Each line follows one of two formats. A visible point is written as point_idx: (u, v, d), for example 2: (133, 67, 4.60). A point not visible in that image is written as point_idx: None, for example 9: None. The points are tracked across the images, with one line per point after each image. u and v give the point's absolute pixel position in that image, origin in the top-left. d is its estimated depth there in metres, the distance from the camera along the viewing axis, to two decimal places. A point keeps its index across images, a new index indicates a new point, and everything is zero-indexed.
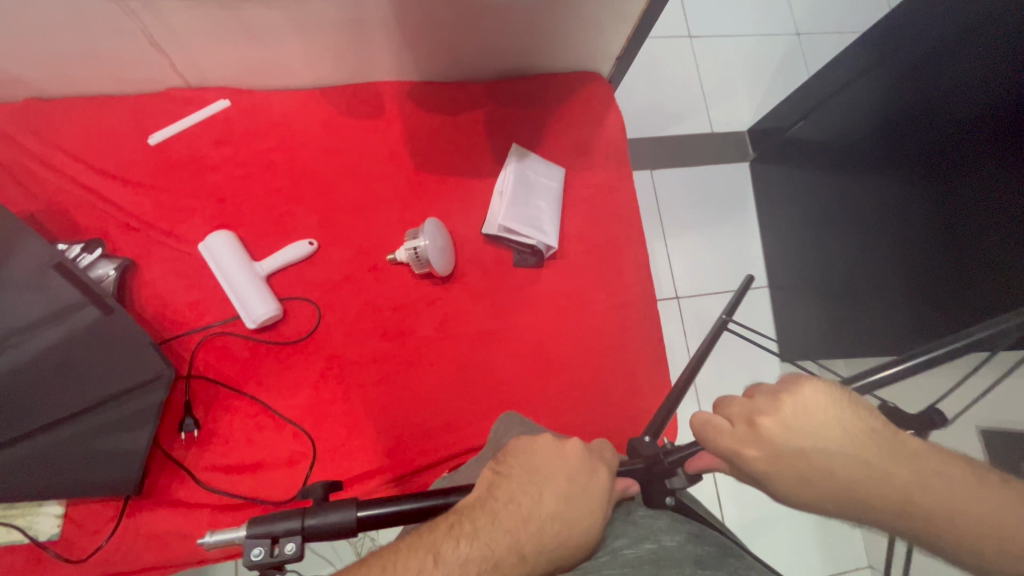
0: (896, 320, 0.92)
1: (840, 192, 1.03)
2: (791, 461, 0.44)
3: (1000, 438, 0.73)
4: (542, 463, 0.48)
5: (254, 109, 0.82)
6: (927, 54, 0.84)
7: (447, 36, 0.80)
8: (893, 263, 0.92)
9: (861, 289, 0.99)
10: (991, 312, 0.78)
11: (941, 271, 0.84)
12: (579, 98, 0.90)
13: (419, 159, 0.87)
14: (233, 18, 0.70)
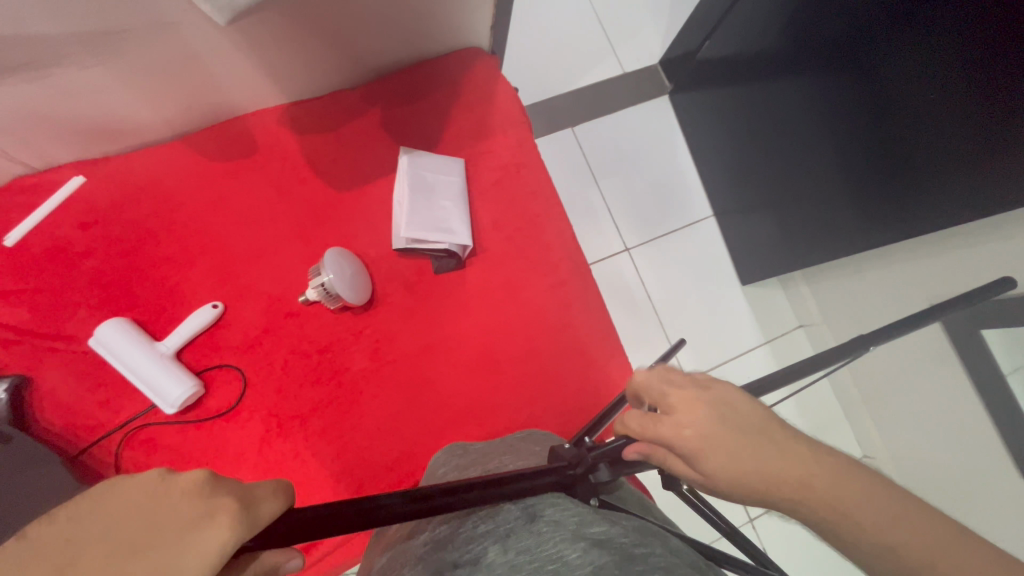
0: (861, 202, 0.94)
1: (790, 90, 1.05)
2: (721, 445, 0.37)
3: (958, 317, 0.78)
4: (129, 511, 0.29)
5: (113, 178, 0.74)
6: None
7: (295, 49, 0.70)
8: (840, 150, 0.96)
9: (829, 179, 1.01)
10: (923, 178, 0.81)
11: (877, 147, 0.87)
12: (460, 80, 0.82)
13: (307, 182, 0.77)
14: (43, 87, 0.61)
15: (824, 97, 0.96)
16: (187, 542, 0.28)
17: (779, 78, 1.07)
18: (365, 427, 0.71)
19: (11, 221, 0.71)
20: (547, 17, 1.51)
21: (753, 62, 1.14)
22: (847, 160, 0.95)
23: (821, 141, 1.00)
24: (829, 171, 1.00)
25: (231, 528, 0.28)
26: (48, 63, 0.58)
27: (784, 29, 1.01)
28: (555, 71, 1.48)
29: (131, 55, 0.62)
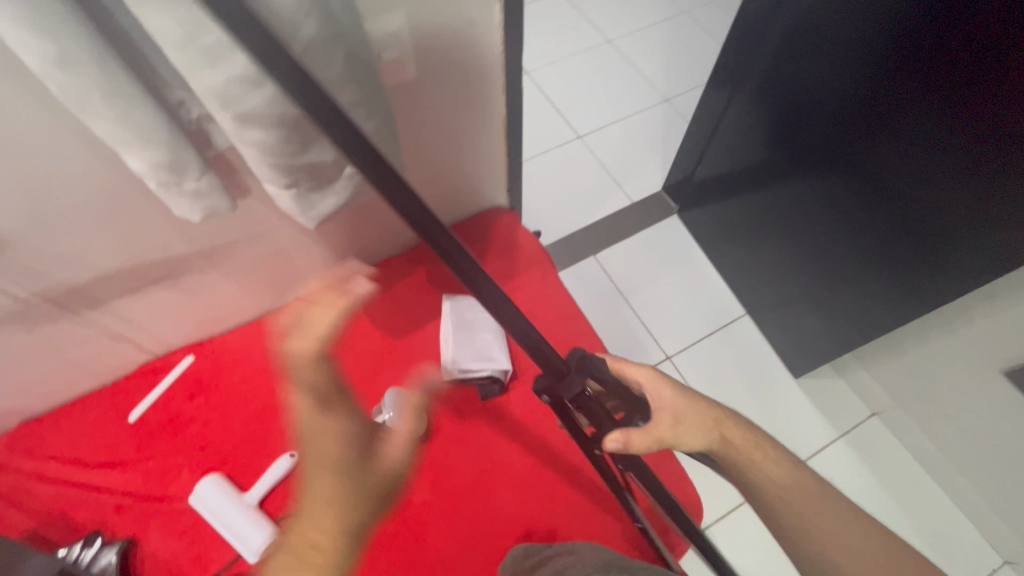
0: (895, 273, 0.99)
1: (789, 189, 1.17)
2: (695, 413, 0.59)
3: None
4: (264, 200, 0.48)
5: (215, 353, 0.90)
6: (773, 77, 1.07)
7: (358, 232, 0.89)
8: (856, 230, 1.03)
9: (855, 259, 1.07)
10: (949, 237, 0.86)
11: (892, 220, 0.94)
12: (488, 232, 0.99)
13: (368, 335, 0.90)
14: (175, 290, 0.80)
15: (823, 188, 1.07)
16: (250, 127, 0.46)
17: (775, 182, 1.20)
18: (431, 559, 0.73)
19: (134, 400, 0.85)
20: (556, 171, 1.77)
21: (745, 173, 1.30)
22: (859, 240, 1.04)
23: (834, 225, 1.09)
24: (852, 251, 1.07)
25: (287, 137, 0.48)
26: (182, 274, 0.78)
27: (767, 142, 1.16)
28: (571, 210, 1.70)
29: (239, 258, 0.81)
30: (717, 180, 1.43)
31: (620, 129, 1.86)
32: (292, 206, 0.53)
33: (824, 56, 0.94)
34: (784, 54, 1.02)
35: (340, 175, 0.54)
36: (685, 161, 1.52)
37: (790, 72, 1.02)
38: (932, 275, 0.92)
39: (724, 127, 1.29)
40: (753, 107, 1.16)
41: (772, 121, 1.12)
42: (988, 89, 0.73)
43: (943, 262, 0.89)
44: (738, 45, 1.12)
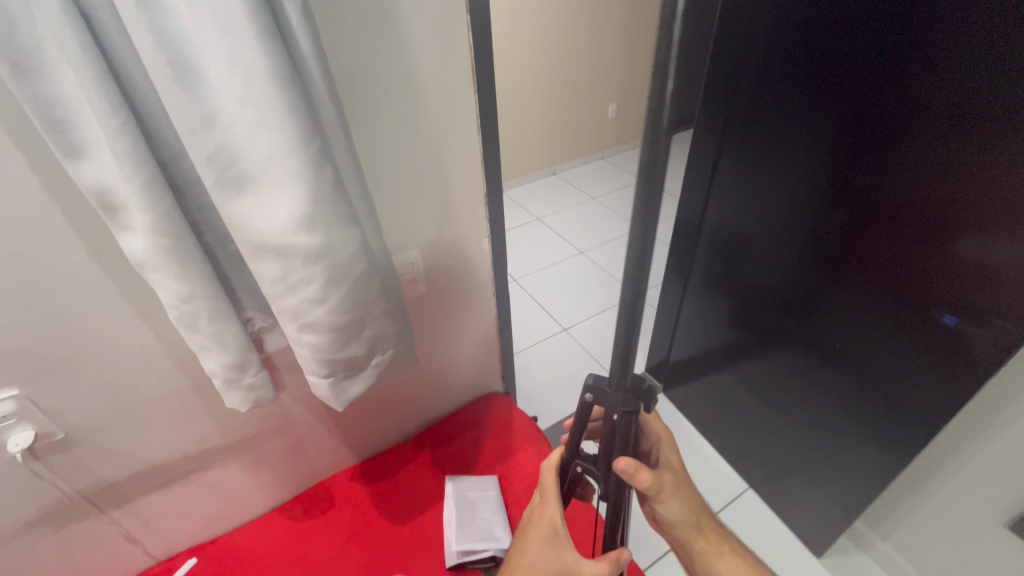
0: (870, 428, 1.05)
1: (756, 362, 1.31)
2: (682, 491, 0.65)
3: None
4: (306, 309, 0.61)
5: (218, 553, 0.90)
6: (716, 272, 1.33)
7: (369, 420, 1.00)
8: (824, 391, 1.13)
9: (832, 419, 1.14)
10: (897, 388, 0.96)
11: (848, 376, 1.05)
12: (486, 415, 1.10)
13: (373, 523, 0.93)
14: (197, 484, 0.86)
15: (783, 357, 1.21)
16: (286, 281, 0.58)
17: (742, 357, 1.35)
18: None
19: None
20: (547, 359, 1.95)
21: (714, 352, 1.47)
22: (822, 393, 1.14)
23: (803, 390, 1.19)
24: (827, 412, 1.15)
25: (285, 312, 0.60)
26: (209, 466, 0.86)
27: (726, 323, 1.36)
28: (563, 395, 1.82)
29: (261, 450, 0.90)
30: (689, 359, 1.60)
31: (599, 320, 2.11)
32: (327, 392, 0.66)
33: (748, 252, 1.20)
34: (715, 247, 1.29)
35: (368, 365, 0.68)
36: (658, 344, 1.71)
37: (724, 260, 1.28)
38: (891, 422, 1.00)
39: (683, 315, 1.52)
40: (708, 297, 1.39)
41: (726, 306, 1.34)
42: (865, 259, 0.94)
43: (906, 411, 0.96)
44: (679, 247, 1.42)
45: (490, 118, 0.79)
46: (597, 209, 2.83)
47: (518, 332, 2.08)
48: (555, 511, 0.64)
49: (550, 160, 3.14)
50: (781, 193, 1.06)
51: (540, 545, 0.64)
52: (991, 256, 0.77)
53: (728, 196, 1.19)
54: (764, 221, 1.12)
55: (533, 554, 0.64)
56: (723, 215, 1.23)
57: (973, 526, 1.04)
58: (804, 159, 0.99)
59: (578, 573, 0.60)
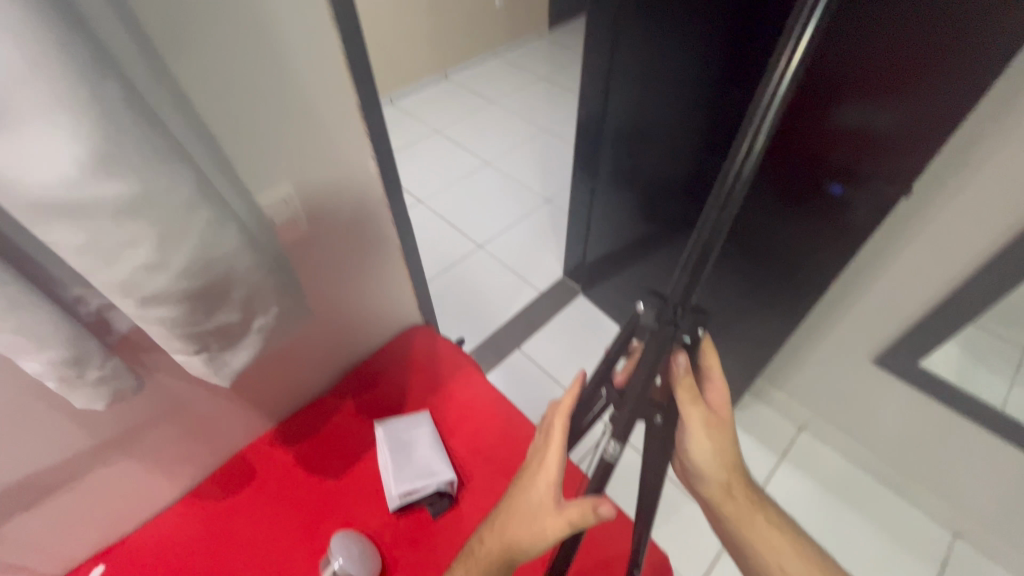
0: (767, 301, 1.14)
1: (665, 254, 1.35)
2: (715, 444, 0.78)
3: (896, 351, 1.09)
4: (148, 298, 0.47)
5: (131, 553, 0.81)
6: (620, 170, 1.32)
7: (277, 380, 0.90)
8: (721, 276, 1.19)
9: (728, 298, 1.22)
10: (790, 257, 1.02)
11: (745, 257, 1.10)
12: (408, 352, 1.04)
13: (303, 485, 0.87)
14: (80, 493, 0.74)
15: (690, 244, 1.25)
16: (147, 275, 0.45)
17: (652, 250, 1.39)
18: None
19: None
20: (465, 279, 1.91)
21: (625, 250, 1.50)
22: (723, 279, 1.19)
23: (703, 281, 1.24)
24: (724, 293, 1.22)
25: (157, 315, 0.48)
26: (87, 471, 0.73)
27: (635, 219, 1.38)
28: (487, 312, 1.81)
29: (152, 439, 0.78)
30: (603, 258, 1.64)
31: (513, 231, 2.07)
32: (203, 369, 0.55)
33: (649, 144, 1.18)
34: (619, 144, 1.27)
35: (249, 331, 0.57)
36: (573, 249, 1.75)
37: (630, 157, 1.27)
38: (791, 290, 1.07)
39: (596, 215, 1.52)
40: (614, 196, 1.39)
41: (633, 203, 1.35)
42: None
43: (798, 278, 1.03)
44: (586, 147, 1.39)
45: (346, 7, 0.63)
46: (496, 113, 2.66)
47: (432, 256, 1.99)
48: (554, 466, 0.64)
49: (441, 62, 2.84)
50: (678, 80, 1.02)
51: (527, 496, 0.65)
52: (869, 116, 0.77)
53: (626, 89, 1.15)
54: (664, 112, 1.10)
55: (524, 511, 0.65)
56: (623, 108, 1.19)
57: (852, 366, 1.21)
58: (693, 43, 0.95)
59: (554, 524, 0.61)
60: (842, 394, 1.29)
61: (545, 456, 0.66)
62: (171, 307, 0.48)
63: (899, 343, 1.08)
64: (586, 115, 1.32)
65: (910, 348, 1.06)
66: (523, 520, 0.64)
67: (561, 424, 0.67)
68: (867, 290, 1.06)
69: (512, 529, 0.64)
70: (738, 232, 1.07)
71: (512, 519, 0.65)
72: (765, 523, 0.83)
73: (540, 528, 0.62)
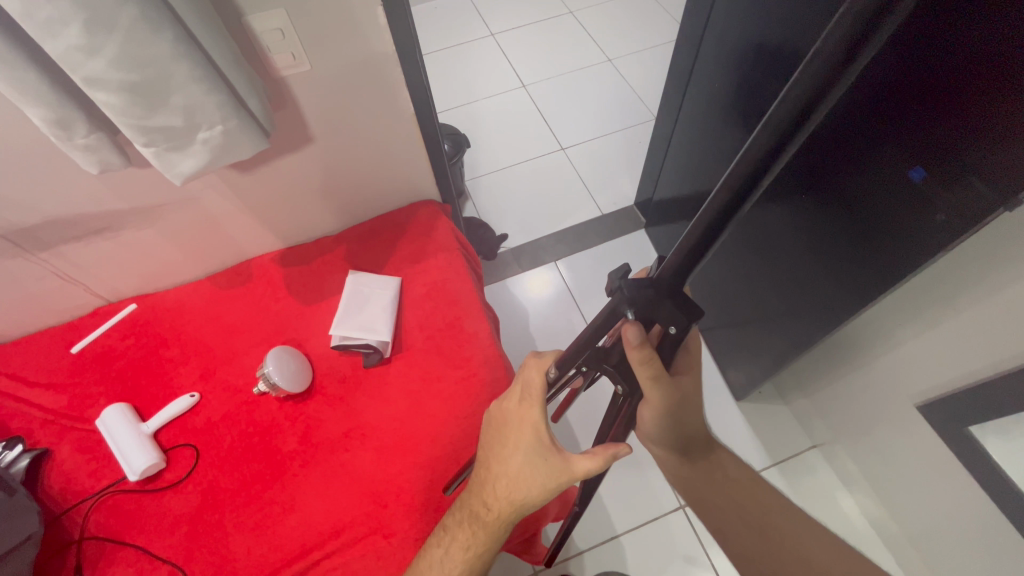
0: (801, 293, 0.96)
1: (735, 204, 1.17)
2: (684, 406, 0.59)
3: (946, 402, 0.87)
4: (89, 81, 0.53)
5: (154, 304, 1.02)
6: (718, 89, 1.10)
7: (284, 206, 1.00)
8: (765, 247, 1.01)
9: (766, 275, 1.05)
10: (841, 248, 0.82)
11: (797, 233, 0.90)
12: (409, 221, 1.08)
13: (281, 301, 1.00)
14: (117, 242, 0.93)
15: None
16: (81, 59, 0.50)
17: None
18: (288, 503, 0.80)
19: (79, 335, 0.98)
20: (535, 178, 1.84)
21: (698, 190, 1.32)
22: (770, 253, 1.01)
23: (749, 249, 1.07)
24: (764, 269, 1.05)
25: (102, 100, 0.55)
26: (121, 227, 0.91)
27: (718, 154, 1.18)
28: (541, 217, 1.76)
29: (173, 220, 0.94)
30: (674, 196, 1.46)
31: (603, 141, 1.91)
32: (155, 161, 0.63)
33: (756, 61, 0.95)
34: (721, 56, 1.05)
35: (194, 140, 0.62)
36: (649, 178, 1.59)
37: (725, 80, 1.07)
38: (832, 289, 0.87)
39: (681, 141, 1.33)
40: (705, 120, 1.19)
41: (721, 135, 1.14)
42: None
43: (841, 276, 0.84)
44: (686, 60, 1.20)
45: None
46: (646, 5, 2.31)
47: (512, 145, 1.93)
48: (542, 423, 0.58)
49: None
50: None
51: (522, 456, 0.59)
52: (1007, 83, 0.53)
53: None
54: (770, 26, 0.89)
55: (522, 479, 0.59)
56: (737, 8, 0.96)
57: (893, 403, 1.00)
58: None
59: (563, 478, 0.57)
60: (872, 429, 1.09)
61: (529, 411, 0.59)
62: (111, 94, 0.54)
63: (954, 394, 0.86)
64: (694, 20, 1.12)
65: (964, 405, 0.84)
66: (534, 484, 0.58)
67: (538, 378, 0.58)
68: (941, 317, 0.83)
69: (521, 492, 0.59)
70: (798, 200, 0.87)
71: (519, 482, 0.59)
72: (755, 496, 0.65)
73: (550, 486, 0.58)
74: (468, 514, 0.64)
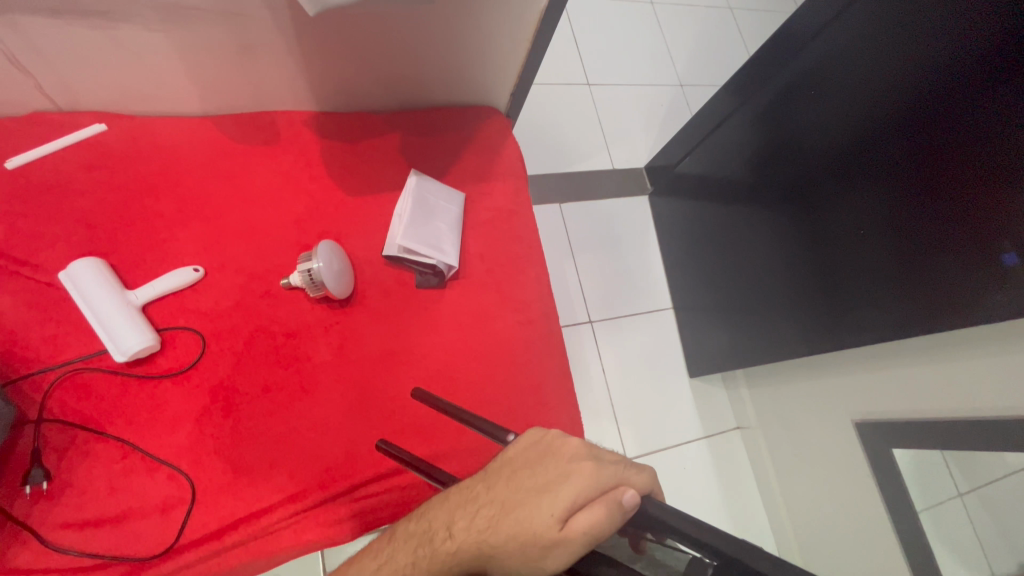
0: (815, 320, 1.07)
1: (750, 224, 1.24)
2: None
3: (868, 427, 1.01)
4: None
5: (133, 133, 0.76)
6: (770, 113, 1.11)
7: (342, 66, 0.80)
8: (793, 277, 1.11)
9: (779, 300, 1.16)
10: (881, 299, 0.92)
11: (839, 277, 1.00)
12: (476, 129, 0.93)
13: (316, 182, 0.82)
14: (110, 41, 0.67)
15: (783, 234, 1.13)
16: None
17: (739, 209, 1.27)
18: (315, 421, 0.70)
19: (16, 146, 0.71)
20: (555, 109, 1.71)
21: (712, 189, 1.36)
22: (799, 284, 1.10)
23: (776, 270, 1.16)
24: (779, 294, 1.16)
25: None
26: (121, 21, 0.64)
27: (746, 171, 1.22)
28: (553, 153, 1.66)
29: (200, 36, 0.69)
30: (690, 178, 1.47)
31: (627, 91, 1.82)
32: None
33: (824, 109, 0.98)
34: (784, 84, 1.06)
35: None
36: (674, 147, 1.53)
37: (784, 102, 1.07)
38: (853, 326, 0.98)
39: (708, 136, 1.33)
40: (741, 134, 1.21)
41: (758, 152, 1.17)
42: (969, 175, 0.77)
43: (867, 318, 0.95)
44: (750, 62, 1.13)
45: None
46: None
47: None
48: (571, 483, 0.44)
49: None
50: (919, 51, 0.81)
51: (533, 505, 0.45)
52: None
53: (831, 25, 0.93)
54: (857, 76, 0.91)
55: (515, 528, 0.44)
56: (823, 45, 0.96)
57: (815, 411, 1.15)
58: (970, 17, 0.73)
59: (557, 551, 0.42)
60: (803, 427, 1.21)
61: (561, 438, 0.49)
62: None
63: (877, 420, 0.99)
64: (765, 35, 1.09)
65: (880, 431, 0.98)
66: (512, 527, 0.45)
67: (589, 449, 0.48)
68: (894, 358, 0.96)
69: (497, 528, 0.45)
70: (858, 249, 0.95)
71: (498, 517, 0.46)
72: None
73: (533, 538, 0.43)
74: (423, 532, 0.50)
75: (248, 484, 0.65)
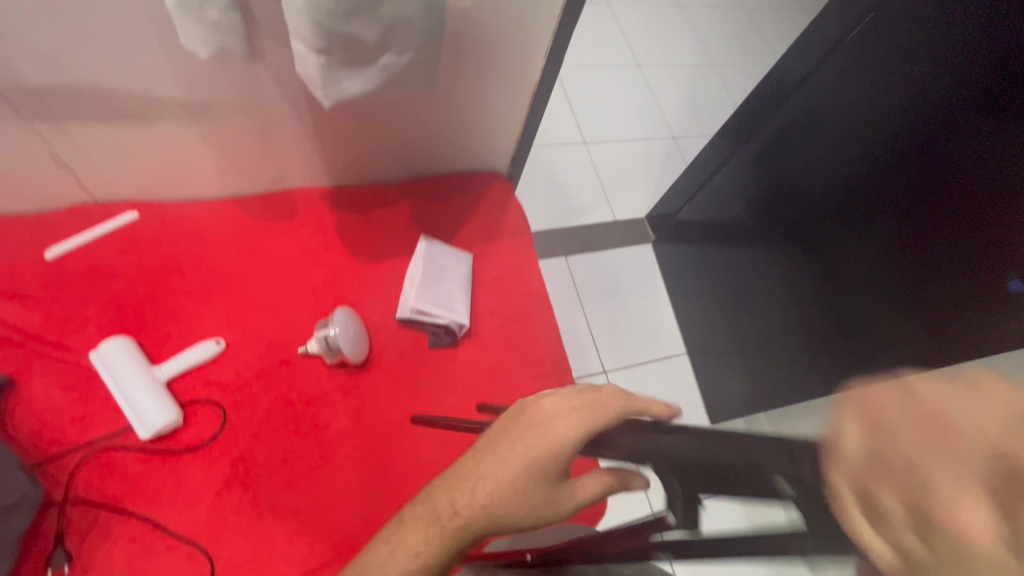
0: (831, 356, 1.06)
1: (756, 264, 1.26)
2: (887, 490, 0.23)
3: None
4: None
5: (162, 218, 0.82)
6: (764, 157, 1.16)
7: (354, 144, 0.86)
8: (805, 313, 1.11)
9: (793, 338, 1.15)
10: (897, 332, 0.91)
11: (851, 312, 1.00)
12: (481, 193, 0.98)
13: (331, 252, 0.86)
14: (145, 138, 0.73)
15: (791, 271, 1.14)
16: None
17: (744, 250, 1.29)
18: (333, 488, 0.70)
19: (55, 236, 0.76)
20: (556, 168, 1.80)
21: (716, 232, 1.39)
22: (812, 320, 1.09)
23: (787, 307, 1.16)
24: (793, 331, 1.15)
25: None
26: (155, 120, 0.71)
27: (747, 213, 1.25)
28: (556, 208, 1.72)
29: (225, 128, 0.76)
30: (693, 223, 1.50)
31: (623, 147, 1.91)
32: (315, 74, 0.50)
33: (817, 152, 1.02)
34: (775, 131, 1.11)
35: (374, 61, 0.52)
36: (675, 195, 1.58)
37: (777, 147, 1.12)
38: (871, 359, 0.97)
39: (708, 183, 1.37)
40: (738, 180, 1.25)
41: (756, 195, 1.21)
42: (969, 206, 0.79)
43: (885, 351, 0.94)
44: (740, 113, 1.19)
45: None
46: (681, 23, 2.30)
47: None
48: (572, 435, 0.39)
49: None
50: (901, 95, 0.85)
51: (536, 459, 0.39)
52: None
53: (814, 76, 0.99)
54: (845, 120, 0.95)
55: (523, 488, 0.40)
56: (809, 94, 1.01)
57: None
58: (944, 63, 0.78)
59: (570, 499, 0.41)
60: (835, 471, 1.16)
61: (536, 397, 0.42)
62: None
63: None
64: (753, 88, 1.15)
65: None
66: (513, 498, 0.40)
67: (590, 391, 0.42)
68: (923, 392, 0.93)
69: (499, 498, 0.40)
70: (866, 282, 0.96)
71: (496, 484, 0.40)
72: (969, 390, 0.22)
73: (538, 503, 0.40)
74: (427, 510, 0.43)
75: (266, 559, 0.64)
